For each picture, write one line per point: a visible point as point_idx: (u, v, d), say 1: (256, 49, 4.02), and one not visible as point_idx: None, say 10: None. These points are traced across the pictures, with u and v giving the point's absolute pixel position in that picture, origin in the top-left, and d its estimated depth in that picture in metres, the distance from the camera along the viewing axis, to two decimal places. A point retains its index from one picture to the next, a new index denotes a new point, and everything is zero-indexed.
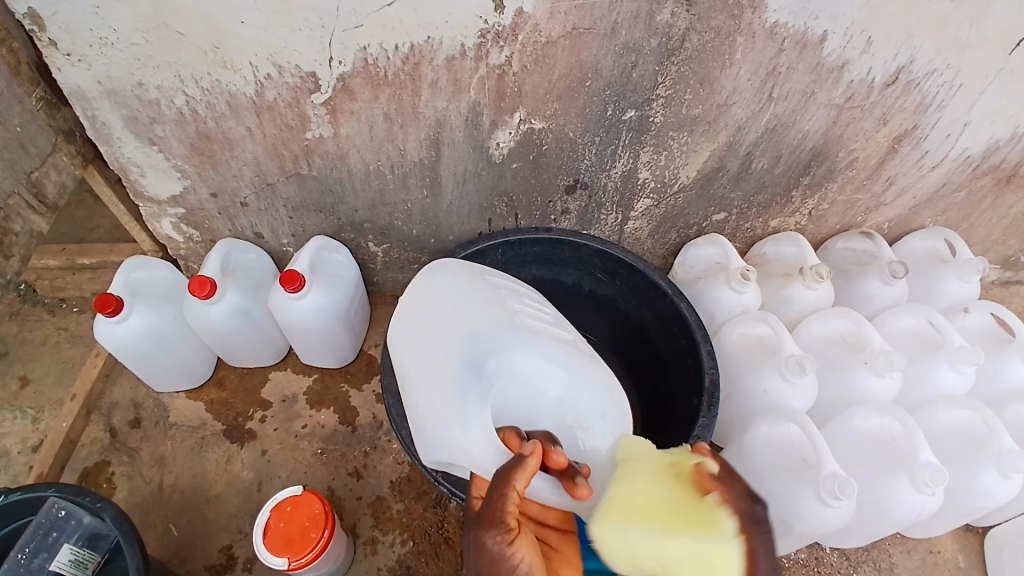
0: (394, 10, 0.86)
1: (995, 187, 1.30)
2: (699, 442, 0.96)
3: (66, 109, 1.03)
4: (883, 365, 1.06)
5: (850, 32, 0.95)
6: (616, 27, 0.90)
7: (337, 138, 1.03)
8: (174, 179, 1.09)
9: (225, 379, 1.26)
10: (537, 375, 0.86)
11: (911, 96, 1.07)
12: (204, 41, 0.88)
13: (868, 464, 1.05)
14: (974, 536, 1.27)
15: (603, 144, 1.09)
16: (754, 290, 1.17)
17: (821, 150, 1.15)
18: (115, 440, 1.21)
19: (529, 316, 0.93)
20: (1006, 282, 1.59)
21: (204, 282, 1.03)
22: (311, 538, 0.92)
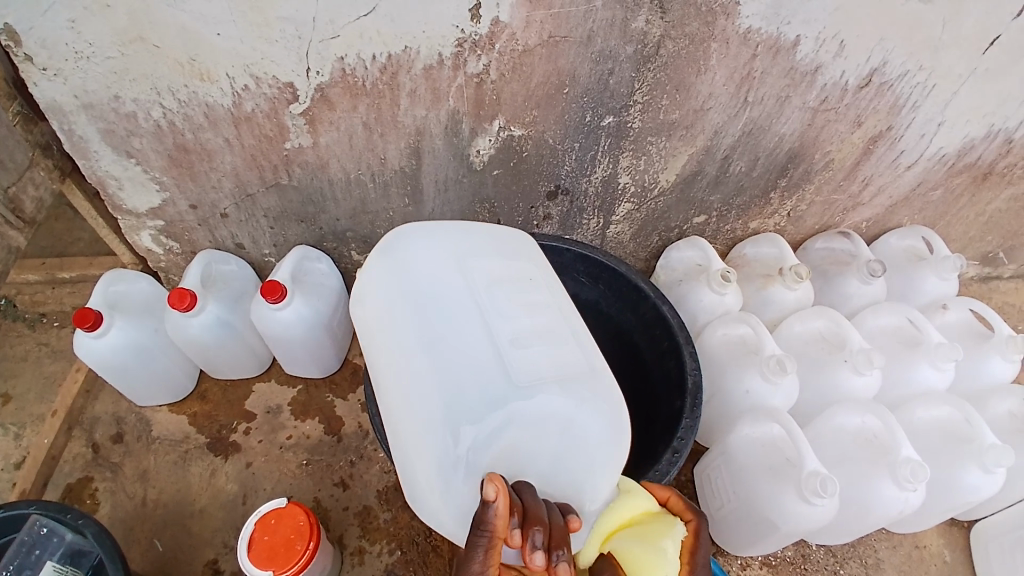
0: (371, 20, 0.86)
1: (969, 186, 1.32)
2: (682, 444, 0.97)
3: (42, 123, 1.02)
4: (863, 364, 1.08)
5: (822, 36, 0.97)
6: (592, 35, 0.91)
7: (317, 147, 1.03)
8: (153, 191, 1.09)
9: (208, 391, 1.25)
10: (527, 394, 0.74)
11: (884, 98, 1.09)
12: (180, 53, 0.87)
13: (851, 462, 1.07)
14: (958, 530, 1.28)
15: (583, 149, 1.10)
16: (735, 291, 1.18)
17: (798, 152, 1.17)
18: (97, 456, 1.19)
19: (511, 313, 0.81)
20: (984, 278, 1.62)
21: (184, 295, 1.03)
22: (297, 549, 0.91)
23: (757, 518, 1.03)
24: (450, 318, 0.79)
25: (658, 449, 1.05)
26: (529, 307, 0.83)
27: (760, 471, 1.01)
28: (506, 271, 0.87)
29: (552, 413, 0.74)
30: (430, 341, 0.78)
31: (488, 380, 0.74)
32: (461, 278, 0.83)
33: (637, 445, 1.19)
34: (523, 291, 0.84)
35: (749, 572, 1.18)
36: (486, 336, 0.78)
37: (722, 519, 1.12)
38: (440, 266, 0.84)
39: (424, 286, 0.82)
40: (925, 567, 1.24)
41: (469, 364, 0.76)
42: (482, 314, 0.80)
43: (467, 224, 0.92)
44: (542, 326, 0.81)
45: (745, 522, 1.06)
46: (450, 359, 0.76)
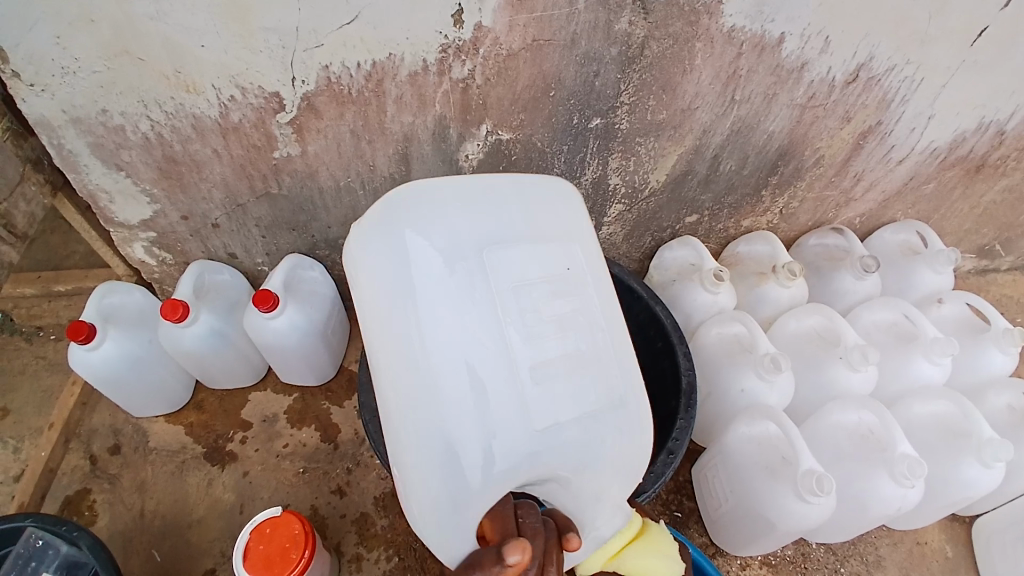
0: (354, 28, 0.86)
1: (963, 178, 1.31)
2: (677, 446, 0.96)
3: (32, 138, 1.02)
4: (857, 361, 1.07)
5: (807, 33, 0.97)
6: (576, 37, 0.91)
7: (305, 156, 1.03)
8: (144, 204, 1.09)
9: (204, 401, 1.25)
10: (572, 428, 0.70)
11: (872, 93, 1.09)
12: (164, 65, 0.88)
13: (848, 459, 1.06)
14: (959, 526, 1.27)
15: (572, 152, 1.10)
16: (729, 289, 1.18)
17: (787, 149, 1.17)
18: (95, 467, 1.19)
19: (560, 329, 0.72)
20: (981, 271, 1.61)
21: (177, 305, 1.03)
22: (292, 559, 0.91)
23: (753, 516, 1.03)
24: (485, 331, 0.68)
25: (653, 450, 1.05)
26: (569, 315, 0.74)
27: (756, 470, 1.01)
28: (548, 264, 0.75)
29: (582, 444, 0.71)
30: (463, 358, 0.66)
31: (523, 410, 0.68)
32: (496, 274, 0.71)
33: None
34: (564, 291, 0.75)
35: (749, 572, 1.18)
36: (526, 353, 0.69)
37: (720, 519, 1.11)
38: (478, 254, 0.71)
39: (460, 282, 0.69)
40: (926, 564, 1.23)
41: (506, 389, 0.67)
42: (522, 327, 0.70)
43: (504, 192, 0.77)
44: (579, 342, 0.73)
45: (742, 521, 1.06)
46: (484, 383, 0.67)
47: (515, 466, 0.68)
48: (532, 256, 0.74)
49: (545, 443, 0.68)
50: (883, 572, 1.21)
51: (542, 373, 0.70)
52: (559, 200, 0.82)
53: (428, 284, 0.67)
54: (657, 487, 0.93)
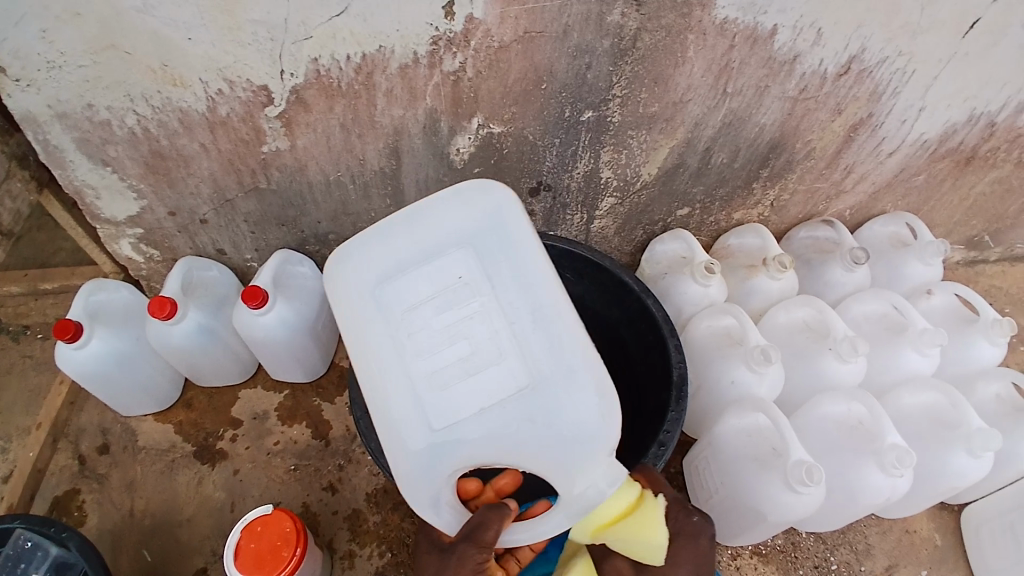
0: (344, 20, 0.85)
1: (952, 170, 1.32)
2: (669, 437, 0.96)
3: (15, 134, 1.00)
4: (847, 352, 1.08)
5: (799, 25, 0.97)
6: (568, 29, 0.91)
7: (294, 150, 1.02)
8: (130, 200, 1.07)
9: (194, 399, 1.24)
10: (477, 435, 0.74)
11: (863, 85, 1.09)
12: (150, 59, 0.86)
13: (838, 449, 1.07)
14: (948, 514, 1.29)
15: (564, 145, 1.09)
16: (719, 282, 1.18)
17: (779, 142, 1.17)
18: (84, 467, 1.18)
19: (447, 343, 0.75)
20: (969, 262, 1.63)
21: (164, 302, 1.02)
22: (282, 557, 0.90)
23: (744, 507, 1.03)
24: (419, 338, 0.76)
25: (645, 442, 1.05)
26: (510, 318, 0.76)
27: (748, 461, 1.01)
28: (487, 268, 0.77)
29: (530, 439, 0.75)
30: (402, 359, 0.75)
31: (458, 406, 0.74)
32: (436, 286, 0.77)
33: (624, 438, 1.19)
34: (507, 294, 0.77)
35: (740, 562, 1.19)
36: (461, 358, 0.75)
37: (711, 510, 1.12)
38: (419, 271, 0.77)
39: (400, 295, 0.77)
40: (915, 552, 1.25)
41: (444, 388, 0.75)
42: (457, 333, 0.75)
43: (450, 201, 0.80)
44: (478, 348, 0.75)
45: (733, 511, 1.07)
46: (422, 382, 0.75)
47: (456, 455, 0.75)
48: (469, 262, 0.78)
49: (486, 437, 0.74)
50: (874, 561, 1.23)
51: (479, 373, 0.75)
52: (512, 202, 0.80)
53: (374, 301, 0.77)
54: None
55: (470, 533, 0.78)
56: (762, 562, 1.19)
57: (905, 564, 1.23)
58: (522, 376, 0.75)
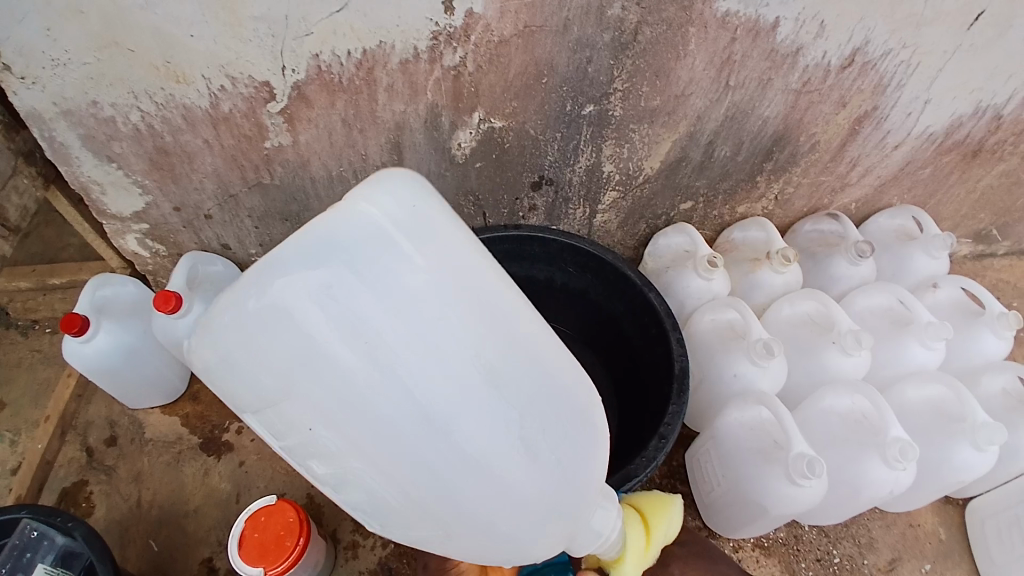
0: (344, 16, 0.85)
1: (958, 163, 1.31)
2: (669, 431, 0.97)
3: (23, 131, 1.01)
4: (851, 345, 1.08)
5: (802, 17, 0.96)
6: (568, 23, 0.90)
7: (297, 146, 1.03)
8: (136, 195, 1.09)
9: (200, 392, 1.26)
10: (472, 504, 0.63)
11: (868, 78, 1.08)
12: (153, 56, 0.87)
13: (840, 442, 1.07)
14: (953, 509, 1.29)
15: (565, 139, 1.09)
16: (722, 276, 1.18)
17: (782, 135, 1.16)
18: (91, 459, 1.20)
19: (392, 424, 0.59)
20: (977, 256, 1.61)
21: (169, 297, 1.03)
22: (287, 546, 0.92)
23: (745, 501, 1.03)
24: (381, 413, 0.57)
25: (646, 434, 1.06)
26: (482, 365, 0.60)
27: (749, 455, 1.02)
28: (443, 307, 0.59)
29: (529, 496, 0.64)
30: (369, 442, 0.58)
31: (447, 479, 0.61)
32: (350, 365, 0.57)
33: (626, 430, 1.19)
34: (478, 330, 0.60)
35: (743, 555, 1.19)
36: (407, 434, 0.59)
37: (713, 503, 1.12)
38: (351, 329, 0.56)
39: (333, 370, 0.56)
40: (919, 546, 1.25)
41: (426, 467, 0.60)
42: (426, 396, 0.57)
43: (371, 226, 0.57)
44: (427, 421, 0.59)
45: (735, 505, 1.07)
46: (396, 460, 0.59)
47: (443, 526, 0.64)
48: (419, 309, 0.58)
49: (484, 503, 0.63)
50: (877, 554, 1.23)
51: (459, 445, 0.59)
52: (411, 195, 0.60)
53: (304, 382, 0.56)
54: (649, 472, 0.94)
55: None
56: (764, 555, 1.20)
57: (909, 558, 1.23)
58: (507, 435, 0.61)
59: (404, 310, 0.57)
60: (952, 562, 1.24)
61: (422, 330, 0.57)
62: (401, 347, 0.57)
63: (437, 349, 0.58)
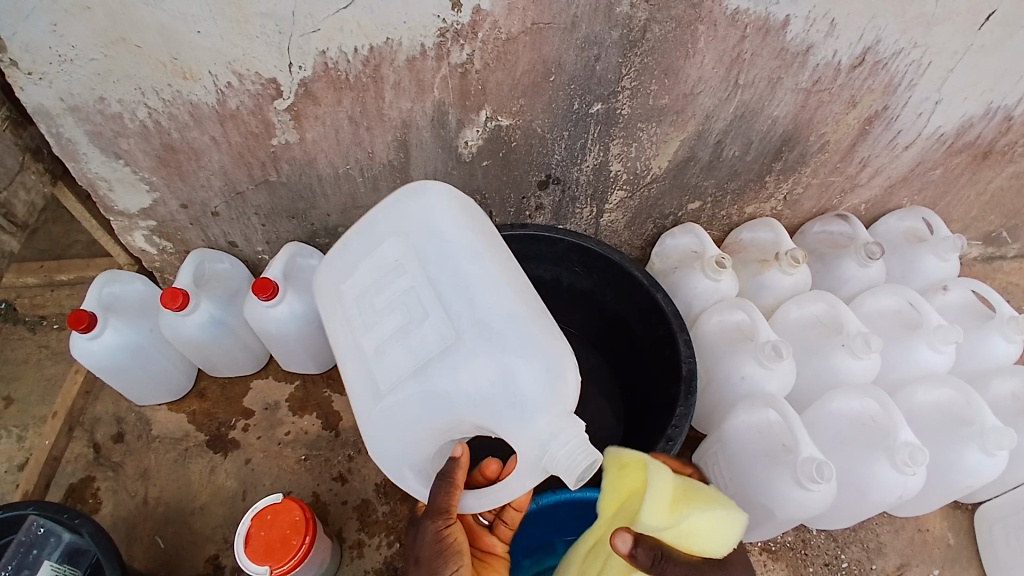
0: (351, 12, 0.85)
1: (970, 164, 1.29)
2: (677, 433, 0.96)
3: (31, 127, 1.02)
4: (860, 348, 1.06)
5: (812, 16, 0.95)
6: (576, 21, 0.90)
7: (303, 143, 1.03)
8: (143, 192, 1.09)
9: (207, 389, 1.26)
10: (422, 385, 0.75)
11: (878, 77, 1.07)
12: (161, 53, 0.87)
13: (849, 446, 1.06)
14: (962, 514, 1.27)
15: (572, 138, 1.08)
16: (730, 277, 1.17)
17: (791, 135, 1.15)
18: (98, 455, 1.20)
19: (387, 313, 0.79)
20: (987, 258, 1.59)
21: (177, 293, 1.03)
22: (293, 545, 0.91)
23: (752, 504, 1.02)
24: (374, 310, 0.81)
25: (653, 437, 1.05)
26: (444, 284, 0.77)
27: (757, 458, 1.01)
28: (422, 243, 0.80)
29: (472, 400, 0.73)
30: (363, 331, 0.81)
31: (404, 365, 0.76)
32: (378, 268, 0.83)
33: (632, 432, 1.19)
34: (444, 262, 0.78)
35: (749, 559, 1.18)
36: (393, 320, 0.79)
37: None
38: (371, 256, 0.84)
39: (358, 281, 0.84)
40: (928, 551, 1.23)
41: (392, 357, 0.77)
42: (402, 299, 0.79)
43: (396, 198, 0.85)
44: (411, 312, 0.78)
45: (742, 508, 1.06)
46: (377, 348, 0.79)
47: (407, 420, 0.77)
48: (406, 244, 0.81)
49: (432, 393, 0.75)
50: (885, 560, 1.22)
51: (419, 339, 0.76)
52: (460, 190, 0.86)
53: (341, 291, 0.86)
54: None
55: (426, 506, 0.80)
56: (770, 559, 1.18)
57: (917, 563, 1.22)
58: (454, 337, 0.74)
59: (399, 246, 0.82)
60: (961, 567, 1.22)
61: (407, 258, 0.80)
62: (392, 268, 0.81)
63: (411, 270, 0.79)
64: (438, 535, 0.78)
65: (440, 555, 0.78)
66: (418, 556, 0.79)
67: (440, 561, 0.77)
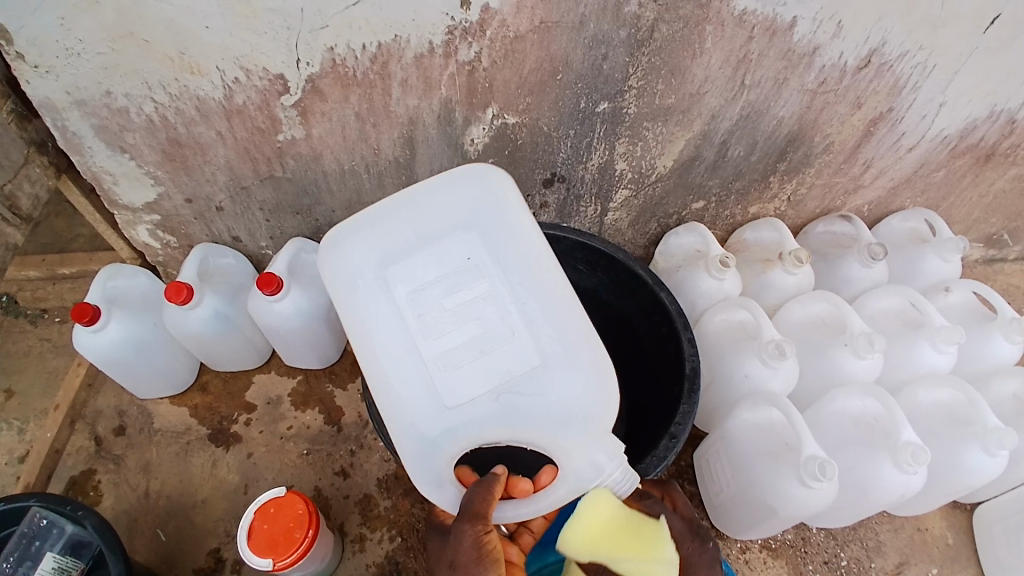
0: (360, 9, 0.85)
1: (972, 166, 1.30)
2: (680, 431, 0.96)
3: (36, 120, 1.01)
4: (863, 347, 1.07)
5: (819, 17, 0.95)
6: (584, 20, 0.90)
7: (309, 139, 1.03)
8: (148, 186, 1.09)
9: (209, 383, 1.26)
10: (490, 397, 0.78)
11: (884, 79, 1.07)
12: (168, 47, 0.87)
13: (850, 444, 1.07)
14: (960, 514, 1.28)
15: (579, 136, 1.09)
16: (734, 276, 1.17)
17: (797, 135, 1.15)
18: (101, 448, 1.20)
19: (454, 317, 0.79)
20: (988, 260, 1.60)
21: (181, 288, 1.03)
22: (295, 539, 0.92)
23: (755, 502, 1.03)
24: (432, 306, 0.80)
25: (655, 435, 1.05)
26: (512, 289, 0.81)
27: (759, 456, 1.01)
28: (495, 252, 0.83)
29: (536, 403, 0.79)
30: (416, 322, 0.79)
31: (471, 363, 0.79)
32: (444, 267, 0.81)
33: (634, 430, 1.19)
34: (519, 277, 0.82)
35: (749, 556, 1.19)
36: (464, 327, 0.79)
37: (722, 504, 1.12)
38: (422, 249, 0.82)
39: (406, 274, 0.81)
40: (926, 550, 1.24)
41: (456, 356, 0.78)
42: (476, 305, 0.80)
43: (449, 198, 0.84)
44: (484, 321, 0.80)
45: (744, 506, 1.07)
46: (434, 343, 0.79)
47: (467, 425, 0.78)
48: (470, 243, 0.83)
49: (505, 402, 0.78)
50: (884, 558, 1.23)
51: (488, 343, 0.79)
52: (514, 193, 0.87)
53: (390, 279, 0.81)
54: (659, 471, 0.94)
55: (462, 510, 0.77)
56: (770, 556, 1.19)
57: (915, 562, 1.23)
58: (523, 342, 0.80)
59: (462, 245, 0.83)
60: (958, 567, 1.23)
61: (472, 260, 0.82)
62: (462, 271, 0.81)
63: (485, 277, 0.81)
64: (480, 537, 0.75)
65: (479, 561, 0.74)
66: (455, 560, 0.75)
67: (478, 566, 0.74)
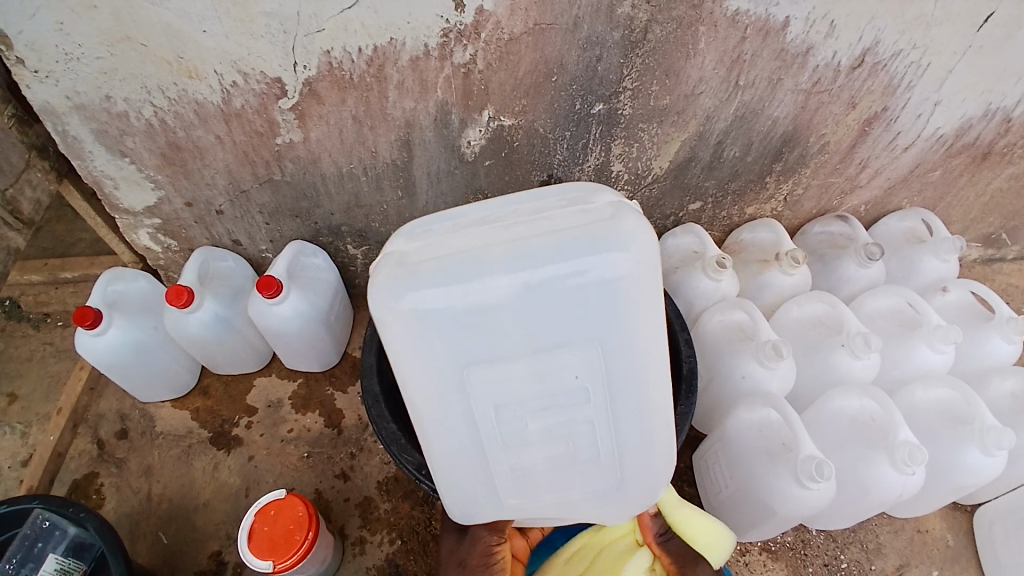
0: (355, 12, 0.86)
1: (969, 165, 1.30)
2: (677, 431, 0.96)
3: (37, 125, 1.02)
4: (860, 348, 1.07)
5: (812, 17, 0.95)
6: (578, 21, 0.91)
7: (307, 142, 1.03)
8: (148, 190, 1.10)
9: (210, 387, 1.26)
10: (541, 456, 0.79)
11: (878, 78, 1.07)
12: (167, 52, 0.88)
13: (849, 445, 1.07)
14: (962, 515, 1.28)
15: (574, 138, 1.09)
16: (731, 277, 1.17)
17: (792, 135, 1.16)
18: (103, 452, 1.20)
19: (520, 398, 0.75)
20: (987, 260, 1.60)
21: (181, 291, 1.04)
22: (296, 541, 0.92)
23: (753, 502, 1.03)
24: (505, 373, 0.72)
25: None
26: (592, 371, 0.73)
27: (757, 456, 1.01)
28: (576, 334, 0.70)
29: (588, 456, 0.80)
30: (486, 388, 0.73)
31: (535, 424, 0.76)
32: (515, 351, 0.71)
33: None
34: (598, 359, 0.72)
35: (749, 557, 1.18)
36: (529, 408, 0.76)
37: (720, 504, 1.11)
38: (505, 312, 0.68)
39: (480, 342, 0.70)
40: (927, 552, 1.23)
41: (515, 417, 0.76)
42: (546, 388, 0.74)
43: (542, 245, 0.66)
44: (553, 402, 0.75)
45: (742, 506, 1.06)
46: (501, 404, 0.75)
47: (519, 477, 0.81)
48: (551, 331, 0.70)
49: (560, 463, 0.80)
50: (885, 559, 1.22)
51: (559, 416, 0.76)
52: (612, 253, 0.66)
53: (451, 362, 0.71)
54: None
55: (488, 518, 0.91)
56: (771, 558, 1.19)
57: (916, 563, 1.22)
58: (596, 417, 0.77)
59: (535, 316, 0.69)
60: (961, 568, 1.23)
61: (563, 327, 0.69)
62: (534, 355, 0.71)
63: (562, 361, 0.72)
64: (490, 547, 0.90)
65: (484, 566, 0.89)
66: (464, 559, 0.89)
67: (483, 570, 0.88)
